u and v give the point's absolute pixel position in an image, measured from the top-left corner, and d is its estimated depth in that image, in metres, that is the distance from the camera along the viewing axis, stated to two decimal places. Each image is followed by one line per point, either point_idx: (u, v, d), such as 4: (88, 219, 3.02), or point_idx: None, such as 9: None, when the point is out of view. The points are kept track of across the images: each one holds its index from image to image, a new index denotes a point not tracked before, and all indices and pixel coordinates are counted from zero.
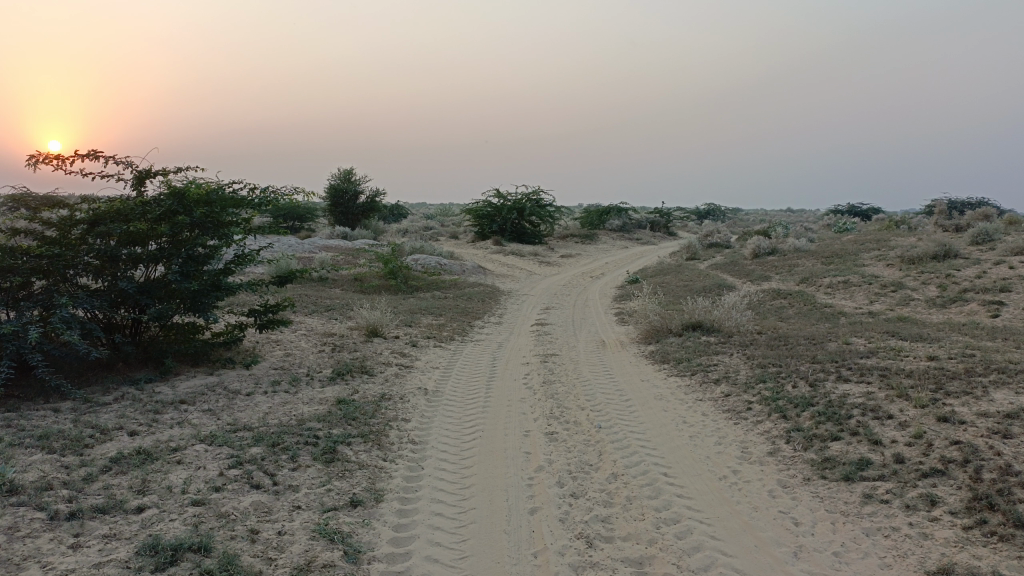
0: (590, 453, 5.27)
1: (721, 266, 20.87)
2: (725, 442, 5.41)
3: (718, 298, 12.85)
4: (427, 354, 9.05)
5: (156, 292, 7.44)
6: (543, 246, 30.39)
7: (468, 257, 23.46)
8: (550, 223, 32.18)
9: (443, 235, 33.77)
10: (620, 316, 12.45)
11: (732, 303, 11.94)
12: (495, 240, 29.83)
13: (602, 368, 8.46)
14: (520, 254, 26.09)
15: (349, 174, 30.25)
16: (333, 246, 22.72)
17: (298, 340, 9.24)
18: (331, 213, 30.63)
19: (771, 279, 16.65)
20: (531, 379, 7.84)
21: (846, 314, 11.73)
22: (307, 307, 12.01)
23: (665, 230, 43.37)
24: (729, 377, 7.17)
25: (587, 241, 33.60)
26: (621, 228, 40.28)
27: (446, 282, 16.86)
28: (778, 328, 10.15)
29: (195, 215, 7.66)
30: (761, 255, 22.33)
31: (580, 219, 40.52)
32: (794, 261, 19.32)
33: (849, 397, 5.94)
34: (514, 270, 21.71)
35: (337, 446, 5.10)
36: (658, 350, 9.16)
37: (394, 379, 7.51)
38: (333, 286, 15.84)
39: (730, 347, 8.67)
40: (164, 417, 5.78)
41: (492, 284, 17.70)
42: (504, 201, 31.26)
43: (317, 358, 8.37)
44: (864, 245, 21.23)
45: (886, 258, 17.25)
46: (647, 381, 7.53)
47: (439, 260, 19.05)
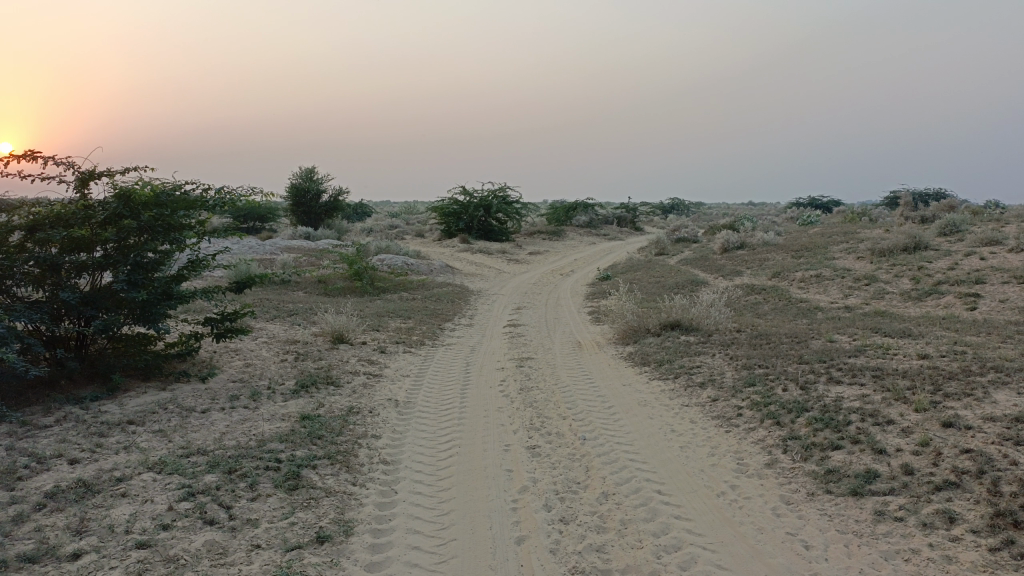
0: (576, 469, 4.90)
1: (691, 261, 20.68)
2: (719, 453, 5.09)
3: (693, 295, 12.60)
4: (397, 361, 8.61)
5: (102, 303, 6.91)
6: (511, 243, 30.01)
7: (435, 257, 22.99)
8: (517, 220, 31.81)
9: (409, 233, 33.20)
10: (594, 316, 12.12)
11: (708, 299, 11.68)
12: (461, 239, 29.38)
13: (580, 372, 8.11)
14: (488, 252, 25.69)
15: (311, 173, 29.52)
16: (296, 247, 22.07)
17: (259, 349, 8.72)
18: (293, 213, 29.89)
19: (743, 274, 16.48)
20: (507, 386, 7.45)
21: (823, 310, 11.55)
22: (268, 312, 11.47)
23: (632, 225, 43.29)
24: (715, 380, 6.86)
25: (554, 237, 33.32)
26: (588, 224, 40.08)
27: (414, 283, 16.39)
28: (757, 326, 9.90)
29: (142, 219, 7.06)
30: (730, 249, 22.21)
31: (546, 215, 40.21)
32: (765, 255, 19.20)
33: (844, 401, 5.66)
34: (482, 268, 21.30)
35: (302, 470, 4.67)
36: (637, 352, 8.83)
37: (362, 390, 7.07)
38: (295, 289, 15.27)
39: (712, 348, 8.38)
40: (109, 441, 5.27)
41: (461, 284, 17.26)
42: (470, 199, 30.80)
43: (280, 369, 7.88)
44: (832, 238, 21.23)
45: (857, 250, 17.20)
46: (629, 386, 7.19)
47: (406, 260, 18.56)
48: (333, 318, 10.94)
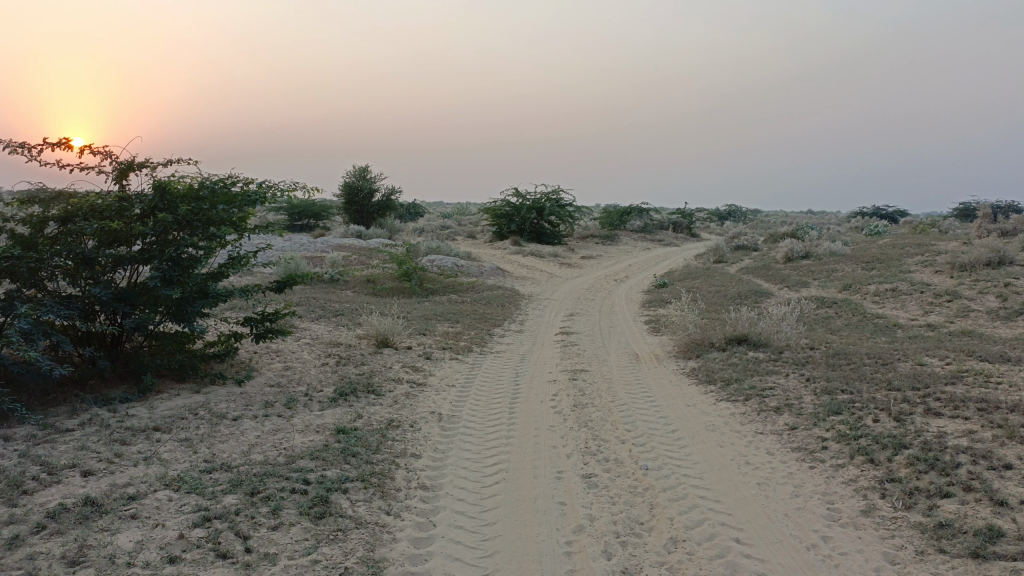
0: (638, 507, 4.31)
1: (752, 270, 19.77)
2: (805, 496, 4.43)
3: (759, 307, 11.83)
4: (442, 368, 8.12)
5: (136, 300, 6.60)
6: (563, 247, 29.40)
7: (486, 259, 22.54)
8: (570, 224, 31.18)
9: (460, 234, 32.86)
10: (652, 326, 11.44)
11: (776, 312, 10.92)
12: (513, 241, 28.90)
13: (639, 388, 7.49)
14: (540, 255, 25.13)
15: (364, 171, 29.39)
16: (346, 245, 21.86)
17: (300, 351, 8.33)
18: (346, 211, 29.82)
19: (810, 286, 15.58)
20: (560, 402, 6.88)
21: (902, 328, 10.67)
22: (313, 312, 11.12)
23: (687, 231, 42.19)
24: (792, 405, 6.18)
25: (608, 242, 32.59)
26: (642, 229, 39.21)
27: (463, 285, 15.94)
28: (832, 343, 9.12)
29: (178, 212, 6.68)
30: (794, 258, 21.20)
31: (600, 219, 39.45)
32: (832, 266, 18.20)
33: (948, 437, 4.95)
34: (533, 272, 20.75)
35: (332, 495, 4.18)
36: (701, 368, 8.16)
37: (404, 401, 6.58)
38: (343, 289, 14.94)
39: (785, 367, 7.66)
40: (131, 450, 4.87)
41: (511, 288, 16.74)
42: (523, 200, 30.29)
43: (319, 372, 7.46)
44: (904, 250, 20.08)
45: (933, 264, 16.11)
46: (694, 408, 6.54)
47: (456, 261, 18.13)
48: (379, 319, 10.52)
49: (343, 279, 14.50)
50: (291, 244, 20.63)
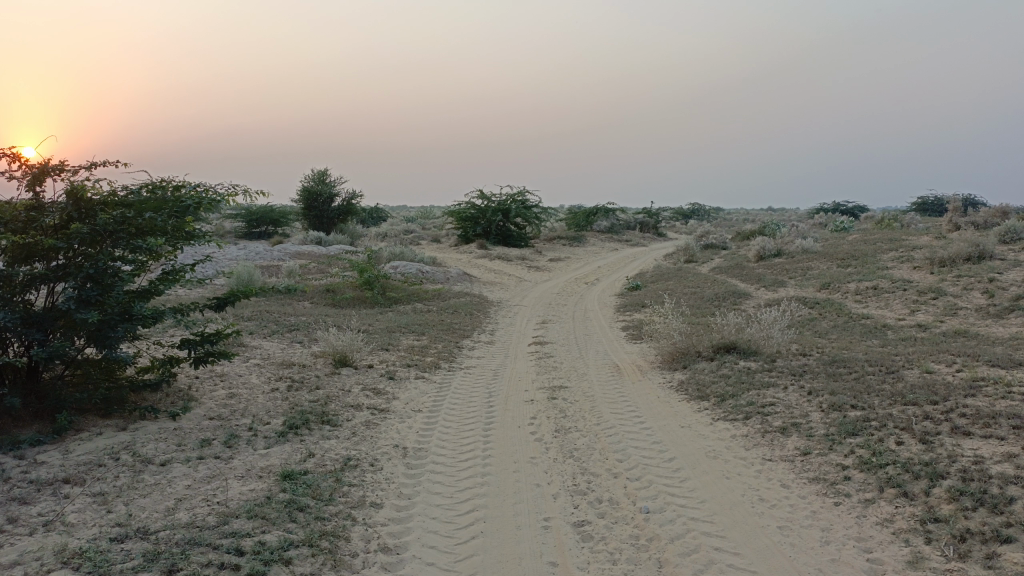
0: (646, 567, 3.59)
1: (726, 270, 19.27)
2: (838, 545, 3.76)
3: (740, 310, 11.24)
4: (407, 389, 7.33)
5: (51, 325, 5.69)
6: (530, 250, 28.74)
7: (452, 264, 21.76)
8: (537, 225, 30.53)
9: (424, 239, 32.01)
10: (631, 335, 10.78)
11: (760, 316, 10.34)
12: (479, 244, 28.13)
13: (625, 406, 6.79)
14: (507, 259, 24.42)
15: (323, 175, 28.39)
16: (305, 253, 20.92)
17: (248, 374, 7.48)
18: (305, 217, 28.78)
19: (788, 286, 15.09)
20: (540, 426, 6.14)
21: (891, 329, 10.15)
22: (266, 328, 10.24)
23: (654, 230, 41.82)
24: (799, 425, 5.54)
25: (575, 243, 32.01)
26: (609, 229, 38.77)
27: (428, 292, 15.14)
28: (825, 349, 8.54)
29: (95, 222, 5.80)
30: (767, 257, 20.77)
31: (566, 220, 38.86)
32: (807, 264, 17.76)
33: (988, 462, 4.33)
34: (501, 276, 20.02)
35: (272, 569, 3.40)
36: (689, 380, 7.50)
37: (363, 432, 5.79)
38: (300, 301, 14.04)
39: (781, 378, 7.04)
40: (29, 512, 4.02)
41: (479, 294, 15.99)
42: (488, 202, 29.56)
43: (268, 399, 6.62)
44: (877, 246, 19.77)
45: (911, 260, 15.72)
46: (690, 429, 5.87)
47: (420, 267, 17.32)
48: (336, 334, 9.68)
49: (300, 290, 13.61)
50: (246, 253, 19.62)
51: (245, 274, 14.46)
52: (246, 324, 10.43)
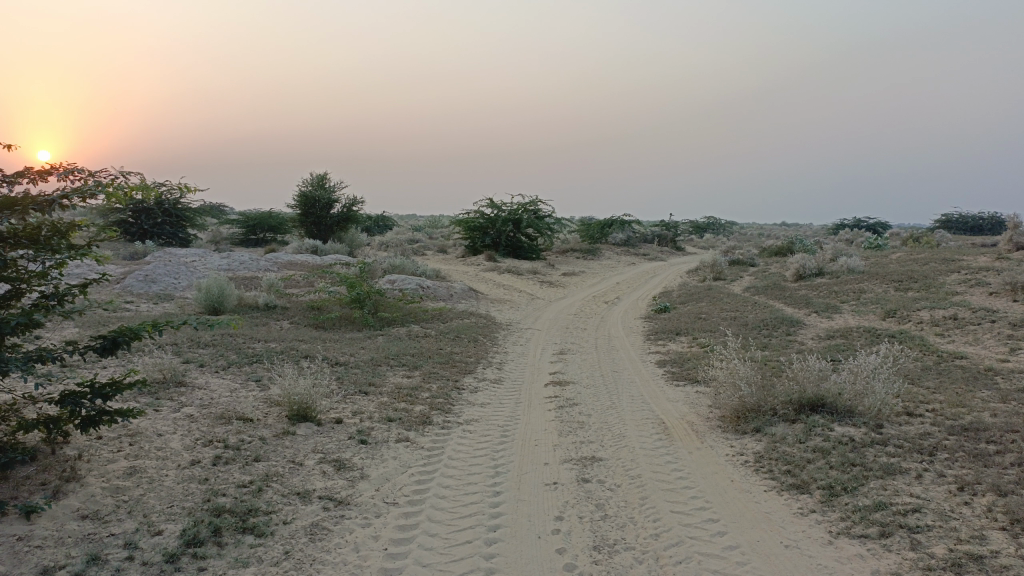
0: None
1: (762, 290, 17.22)
2: None
3: (804, 349, 9.22)
4: (383, 458, 5.34)
5: None
6: (543, 262, 26.82)
7: (458, 278, 19.85)
8: (549, 237, 28.63)
9: (430, 249, 30.11)
10: (672, 376, 8.75)
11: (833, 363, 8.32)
12: (487, 256, 26.22)
13: (687, 495, 4.78)
14: (518, 273, 22.50)
15: (322, 179, 26.50)
16: (296, 263, 19.04)
17: (169, 439, 5.52)
18: (302, 224, 26.90)
19: (843, 313, 13.04)
20: (570, 537, 4.13)
21: (1000, 374, 8.11)
22: (222, 361, 8.29)
23: (672, 244, 39.77)
24: (982, 562, 3.52)
25: (590, 256, 30.06)
26: (626, 242, 36.85)
27: (427, 312, 13.19)
28: (937, 408, 6.50)
29: None
30: (806, 276, 18.71)
31: (579, 232, 36.88)
32: (857, 286, 15.68)
33: None
34: (511, 292, 18.06)
35: None
36: (767, 451, 5.49)
37: (302, 552, 3.80)
38: (278, 321, 12.10)
39: (905, 461, 5.01)
40: None
41: (486, 314, 14.02)
42: (498, 212, 27.68)
43: (181, 482, 4.66)
44: (931, 267, 17.71)
45: (984, 284, 13.63)
46: (800, 553, 3.85)
47: (421, 282, 15.40)
48: (303, 374, 7.71)
49: (257, 321, 11.60)
50: (229, 262, 17.74)
51: (217, 288, 12.52)
52: (200, 356, 8.49)
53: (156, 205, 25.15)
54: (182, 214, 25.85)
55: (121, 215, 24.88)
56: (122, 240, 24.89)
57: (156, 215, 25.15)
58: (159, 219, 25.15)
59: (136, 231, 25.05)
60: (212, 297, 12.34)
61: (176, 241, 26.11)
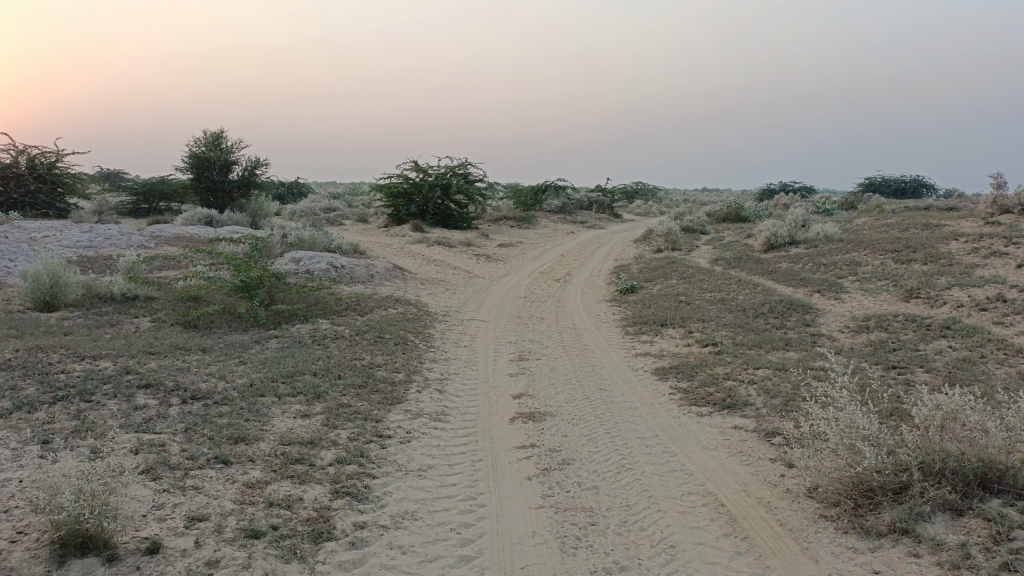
0: None
1: (735, 263, 14.89)
2: None
3: (853, 360, 6.84)
4: None
5: None
6: (476, 232, 23.98)
7: (380, 252, 16.87)
8: (481, 203, 25.83)
9: (349, 218, 26.80)
10: (686, 398, 6.19)
11: (912, 386, 5.91)
12: (413, 225, 23.17)
13: None
14: (451, 245, 19.64)
15: (219, 138, 22.71)
16: (184, 238, 15.59)
17: None
18: (196, 190, 23.10)
19: (851, 292, 10.76)
20: None
21: None
22: (3, 404, 5.21)
23: (610, 211, 37.46)
24: None
25: (526, 225, 27.39)
26: (561, 209, 34.26)
27: (340, 300, 10.23)
28: None
29: None
30: (777, 246, 16.57)
31: (511, 197, 34.05)
32: (848, 258, 13.48)
33: None
34: (444, 269, 15.26)
35: None
36: None
37: None
38: (136, 321, 8.93)
39: None
40: None
41: (416, 301, 11.19)
42: (423, 176, 24.59)
43: None
44: (915, 233, 15.81)
45: (1001, 254, 11.65)
46: None
47: (332, 259, 12.43)
48: (125, 437, 4.76)
49: (99, 325, 8.45)
50: (92, 238, 14.14)
51: (49, 276, 9.22)
52: None
53: (25, 170, 20.65)
54: (57, 179, 21.48)
55: None
56: None
57: (27, 182, 20.66)
58: (30, 187, 20.70)
59: (2, 201, 20.46)
60: (40, 288, 9.06)
61: (53, 212, 21.64)
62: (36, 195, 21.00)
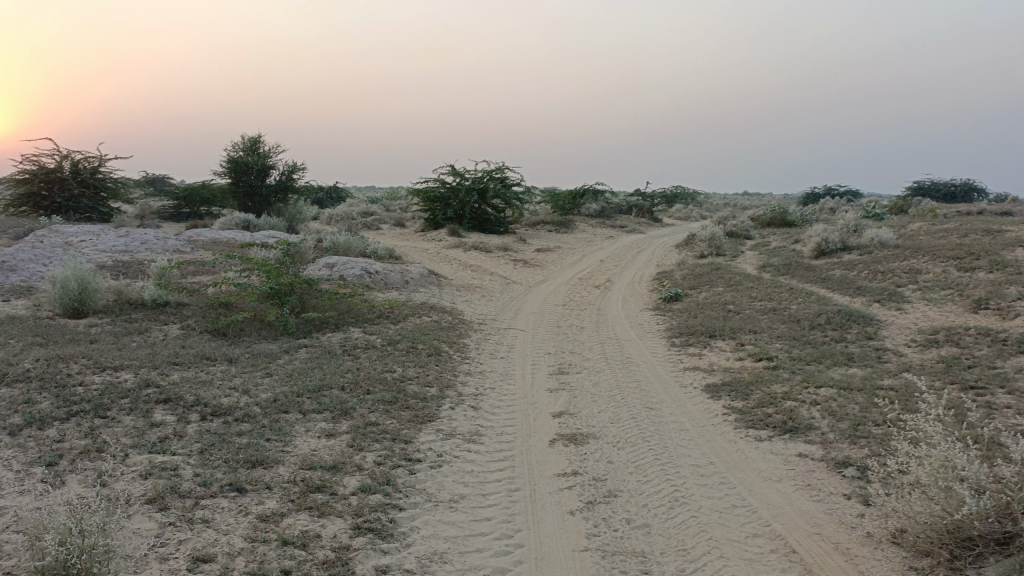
0: None
1: (784, 269, 14.24)
2: None
3: (925, 382, 6.26)
4: None
5: None
6: (514, 237, 23.59)
7: (416, 257, 16.57)
8: (518, 208, 25.46)
9: (386, 223, 26.62)
10: (742, 419, 5.68)
11: (997, 411, 5.32)
12: (450, 229, 22.86)
13: None
14: (488, 250, 19.27)
15: (256, 142, 22.69)
16: (219, 243, 15.46)
17: None
18: (234, 194, 23.11)
19: (913, 302, 10.10)
20: None
21: None
22: (16, 419, 4.94)
23: (650, 215, 36.78)
24: None
25: (564, 229, 26.94)
26: (600, 213, 33.69)
27: (374, 308, 9.90)
28: None
29: None
30: (828, 252, 15.86)
31: (549, 201, 33.61)
32: (906, 265, 12.75)
33: None
34: (481, 275, 14.88)
35: None
36: None
37: None
38: (165, 328, 8.70)
39: None
40: None
41: (452, 308, 10.82)
42: (461, 180, 24.29)
43: None
44: (976, 239, 14.98)
45: None
46: None
47: (366, 264, 12.14)
48: (136, 458, 4.44)
49: (126, 332, 8.23)
50: (128, 243, 14.05)
51: (78, 282, 9.05)
52: None
53: (68, 174, 20.79)
54: (101, 184, 21.59)
55: (29, 187, 20.47)
56: (27, 215, 20.59)
57: (71, 187, 20.78)
58: (74, 191, 20.83)
59: (47, 205, 20.58)
60: (70, 294, 8.90)
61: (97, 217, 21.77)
62: (80, 199, 21.12)
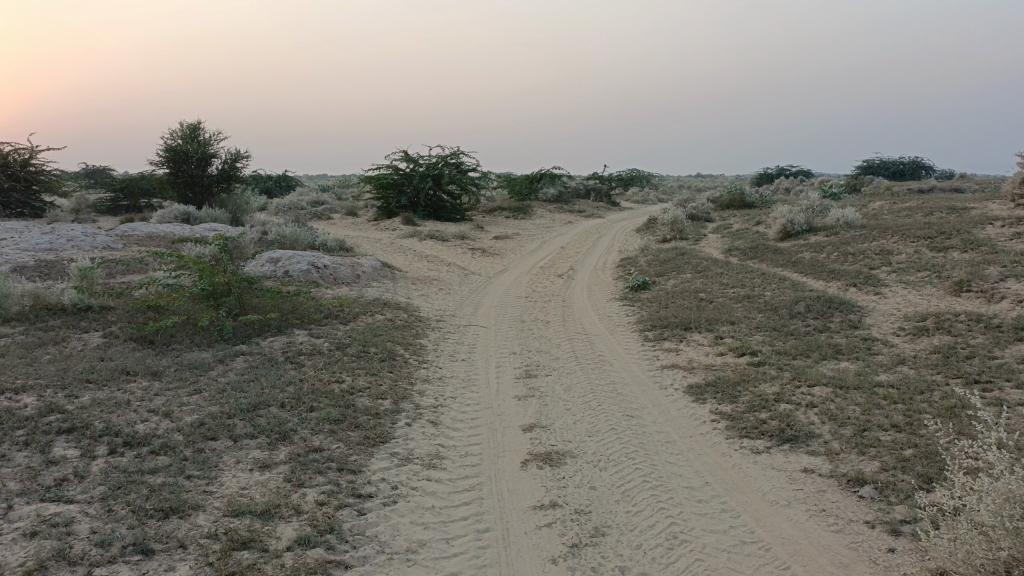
0: None
1: (752, 253, 13.79)
2: None
3: (925, 377, 5.75)
4: None
5: None
6: (471, 224, 22.83)
7: (368, 249, 15.71)
8: (475, 194, 24.71)
9: (337, 212, 25.58)
10: (734, 426, 5.09)
11: (1013, 411, 4.83)
12: (404, 218, 21.99)
13: None
14: (444, 238, 18.49)
15: (195, 129, 21.48)
16: (155, 238, 14.36)
17: None
18: (173, 186, 21.84)
19: (890, 285, 9.69)
20: None
21: None
22: None
23: (607, 199, 36.33)
24: None
25: (522, 215, 26.27)
26: (557, 198, 33.08)
27: (321, 307, 9.10)
28: None
29: None
30: (794, 233, 15.49)
31: (505, 187, 32.89)
32: (877, 246, 12.39)
33: None
34: (438, 266, 14.13)
35: None
36: None
37: None
38: (86, 336, 7.78)
39: None
40: None
41: (407, 304, 10.06)
42: (414, 166, 23.41)
43: None
44: (941, 217, 14.75)
45: None
46: None
47: (312, 258, 11.30)
48: (23, 512, 3.63)
49: (40, 344, 7.29)
50: (52, 240, 12.88)
51: None
52: None
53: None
54: (33, 177, 20.03)
55: None
56: None
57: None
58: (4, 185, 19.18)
59: None
60: None
61: (28, 212, 20.27)
62: (10, 194, 19.54)
